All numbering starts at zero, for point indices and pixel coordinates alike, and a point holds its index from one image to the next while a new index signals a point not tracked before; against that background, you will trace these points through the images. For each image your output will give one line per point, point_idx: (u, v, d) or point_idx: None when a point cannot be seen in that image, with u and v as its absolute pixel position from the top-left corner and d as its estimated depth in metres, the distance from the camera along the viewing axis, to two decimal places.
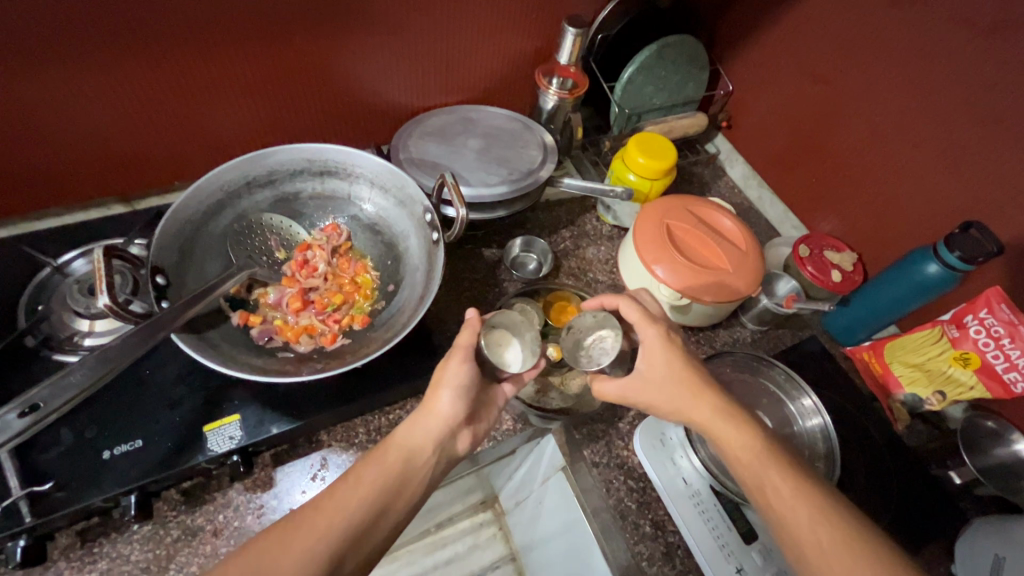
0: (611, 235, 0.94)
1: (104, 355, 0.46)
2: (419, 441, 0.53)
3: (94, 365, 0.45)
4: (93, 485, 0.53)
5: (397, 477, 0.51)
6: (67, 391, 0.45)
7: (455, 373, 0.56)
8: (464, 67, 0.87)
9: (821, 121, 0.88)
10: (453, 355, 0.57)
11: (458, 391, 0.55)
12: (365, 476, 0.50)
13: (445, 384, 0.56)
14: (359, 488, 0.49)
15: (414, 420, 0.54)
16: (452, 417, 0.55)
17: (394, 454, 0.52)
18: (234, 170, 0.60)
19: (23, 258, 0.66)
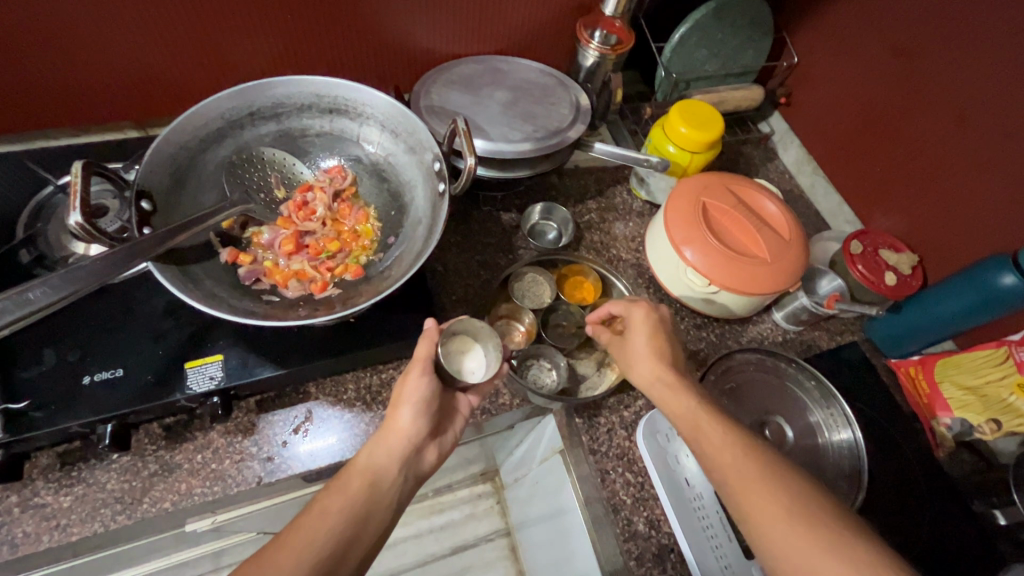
0: (641, 211, 0.87)
1: (69, 275, 0.43)
2: (383, 461, 0.51)
3: (57, 284, 0.43)
4: (69, 409, 0.52)
5: (362, 500, 0.48)
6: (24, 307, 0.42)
7: (414, 387, 0.53)
8: (501, 12, 0.80)
9: (896, 103, 0.78)
10: (410, 368, 0.54)
11: (418, 407, 0.53)
12: (330, 506, 0.48)
13: (405, 400, 0.53)
14: (323, 517, 0.47)
15: (377, 441, 0.52)
16: (415, 433, 0.52)
17: (358, 479, 0.49)
18: (236, 97, 0.56)
19: (29, 174, 0.65)
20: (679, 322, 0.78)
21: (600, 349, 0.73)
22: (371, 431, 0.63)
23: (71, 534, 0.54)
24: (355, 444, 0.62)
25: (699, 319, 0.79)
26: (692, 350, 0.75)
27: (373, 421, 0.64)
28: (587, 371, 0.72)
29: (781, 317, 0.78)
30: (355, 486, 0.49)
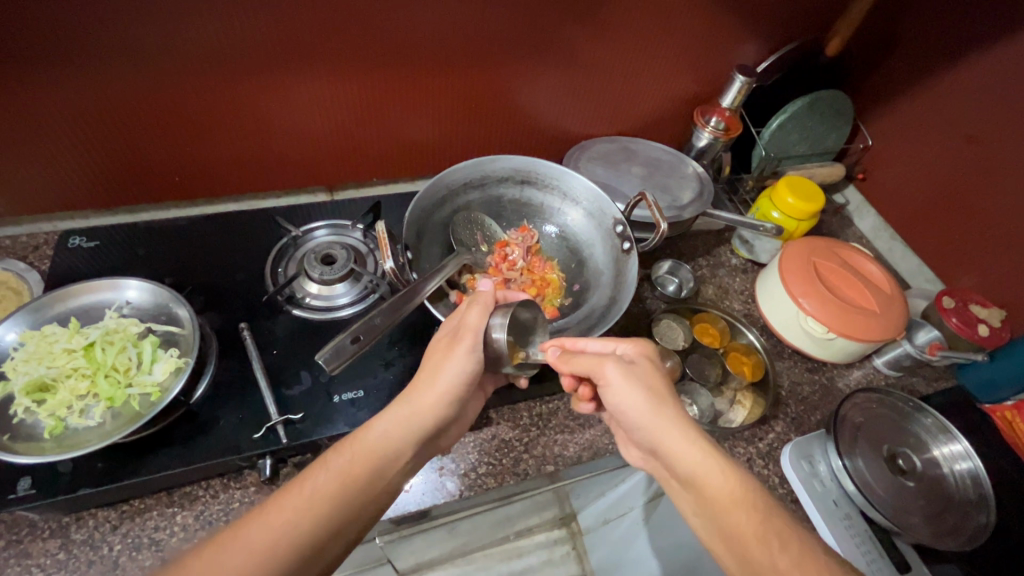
0: (745, 268, 0.99)
1: (393, 305, 0.55)
2: (400, 443, 0.53)
3: (389, 311, 0.54)
4: (328, 420, 0.63)
5: (365, 484, 0.50)
6: (374, 330, 0.53)
7: (454, 367, 0.56)
8: (629, 102, 0.97)
9: (968, 180, 0.91)
10: (461, 342, 0.56)
11: (451, 394, 0.56)
12: (324, 485, 0.48)
13: (443, 375, 0.56)
14: (315, 502, 0.47)
15: (397, 415, 0.54)
16: (441, 418, 0.56)
17: (365, 462, 0.50)
18: (461, 172, 0.70)
19: (269, 228, 0.79)
20: (794, 366, 0.88)
21: (732, 388, 0.82)
22: (547, 451, 0.73)
23: None
24: (537, 463, 0.72)
25: (810, 364, 0.89)
26: (809, 391, 0.85)
27: (548, 444, 0.74)
28: (723, 406, 0.81)
29: (882, 362, 0.89)
30: (356, 474, 0.49)
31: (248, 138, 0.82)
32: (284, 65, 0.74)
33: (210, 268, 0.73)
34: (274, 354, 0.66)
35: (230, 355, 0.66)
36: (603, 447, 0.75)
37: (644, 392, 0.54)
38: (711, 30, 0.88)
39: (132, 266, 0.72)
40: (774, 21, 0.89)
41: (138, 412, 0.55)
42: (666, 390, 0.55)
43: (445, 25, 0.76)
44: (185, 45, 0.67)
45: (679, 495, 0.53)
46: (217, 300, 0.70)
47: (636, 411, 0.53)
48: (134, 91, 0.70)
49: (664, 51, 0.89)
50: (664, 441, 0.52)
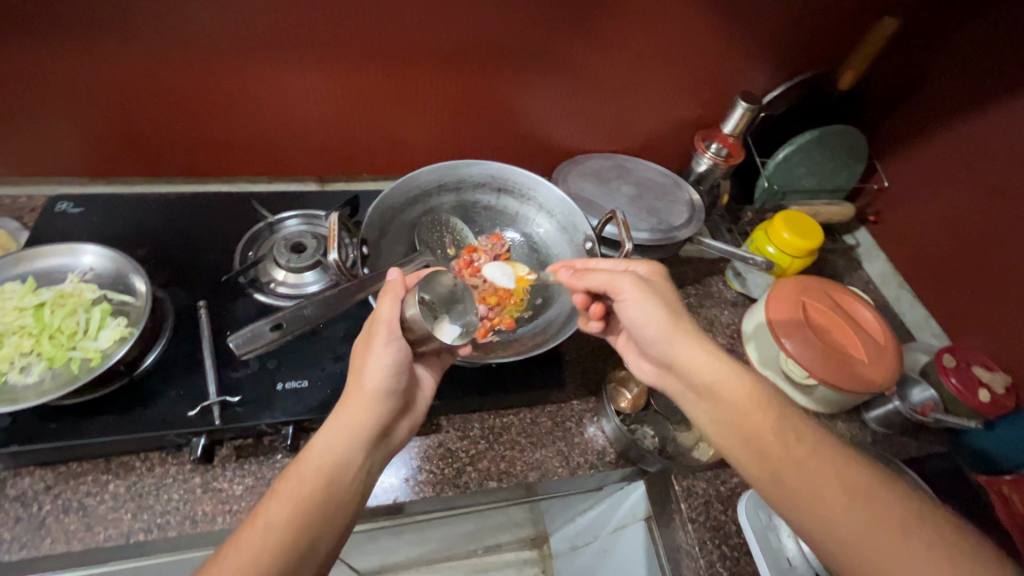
0: (735, 301, 0.95)
1: (328, 298, 0.55)
2: (343, 453, 0.51)
3: (321, 305, 0.55)
4: (267, 406, 0.62)
5: (318, 499, 0.49)
6: (300, 320, 0.54)
7: (377, 361, 0.54)
8: (630, 120, 0.95)
9: (984, 232, 0.85)
10: (374, 336, 0.54)
11: (382, 392, 0.54)
12: (276, 514, 0.47)
13: (370, 375, 0.53)
14: (271, 529, 0.47)
15: (334, 427, 0.52)
16: (381, 417, 0.54)
17: (311, 481, 0.49)
18: (434, 173, 0.70)
19: (250, 211, 0.80)
20: None
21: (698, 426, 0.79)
22: (492, 467, 0.70)
23: (241, 518, 0.60)
24: (479, 477, 0.70)
25: None
26: None
27: (494, 459, 0.71)
28: (688, 442, 0.77)
29: (871, 417, 0.84)
30: (309, 494, 0.49)
31: (241, 123, 0.83)
32: (278, 54, 0.75)
33: (184, 244, 0.74)
34: (227, 334, 0.67)
35: (184, 331, 0.66)
36: (552, 470, 0.72)
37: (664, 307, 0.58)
38: (716, 53, 0.85)
39: (110, 235, 0.74)
40: (784, 49, 0.86)
41: (76, 375, 0.55)
42: (676, 306, 0.59)
43: (439, 27, 0.76)
44: (182, 27, 0.69)
45: (694, 406, 0.57)
46: (184, 276, 0.71)
47: (657, 321, 0.57)
48: (131, 67, 0.72)
49: (665, 70, 0.87)
50: (681, 351, 0.56)
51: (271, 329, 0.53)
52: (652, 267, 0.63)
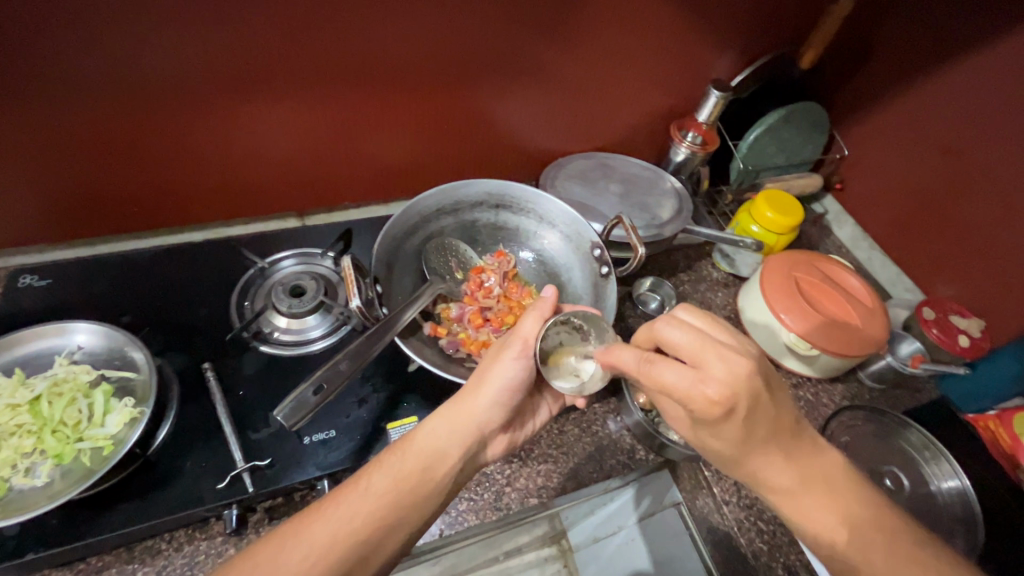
0: (727, 282, 0.98)
1: (361, 348, 0.54)
2: (446, 447, 0.53)
3: (355, 355, 0.54)
4: (297, 464, 0.60)
5: (415, 484, 0.51)
6: (338, 377, 0.53)
7: (501, 371, 0.55)
8: (606, 118, 0.95)
9: (944, 188, 0.91)
10: (508, 347, 0.55)
11: (497, 400, 0.55)
12: (377, 485, 0.50)
13: (489, 380, 0.55)
14: (368, 496, 0.49)
15: (447, 418, 0.55)
16: (484, 424, 0.56)
17: (416, 462, 0.52)
18: (433, 198, 0.68)
19: (236, 259, 0.76)
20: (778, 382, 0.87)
21: None
22: (530, 484, 0.71)
23: None
24: (520, 497, 0.70)
25: (794, 379, 0.88)
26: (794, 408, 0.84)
27: (531, 477, 0.71)
28: None
29: (866, 375, 0.89)
30: (412, 474, 0.51)
31: (212, 165, 0.78)
32: (245, 89, 0.71)
33: (172, 304, 0.70)
34: (239, 395, 0.63)
35: (193, 398, 0.62)
36: (588, 477, 0.73)
37: (742, 428, 0.48)
38: (683, 45, 0.87)
39: (87, 305, 0.68)
40: (744, 35, 0.89)
41: (90, 468, 0.52)
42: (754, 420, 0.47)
43: (412, 46, 0.74)
44: (139, 74, 0.64)
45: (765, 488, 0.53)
46: (178, 338, 0.67)
47: (729, 439, 0.49)
48: (85, 122, 0.67)
49: (636, 67, 0.88)
50: (757, 463, 0.50)
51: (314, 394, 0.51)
52: (743, 370, 0.46)
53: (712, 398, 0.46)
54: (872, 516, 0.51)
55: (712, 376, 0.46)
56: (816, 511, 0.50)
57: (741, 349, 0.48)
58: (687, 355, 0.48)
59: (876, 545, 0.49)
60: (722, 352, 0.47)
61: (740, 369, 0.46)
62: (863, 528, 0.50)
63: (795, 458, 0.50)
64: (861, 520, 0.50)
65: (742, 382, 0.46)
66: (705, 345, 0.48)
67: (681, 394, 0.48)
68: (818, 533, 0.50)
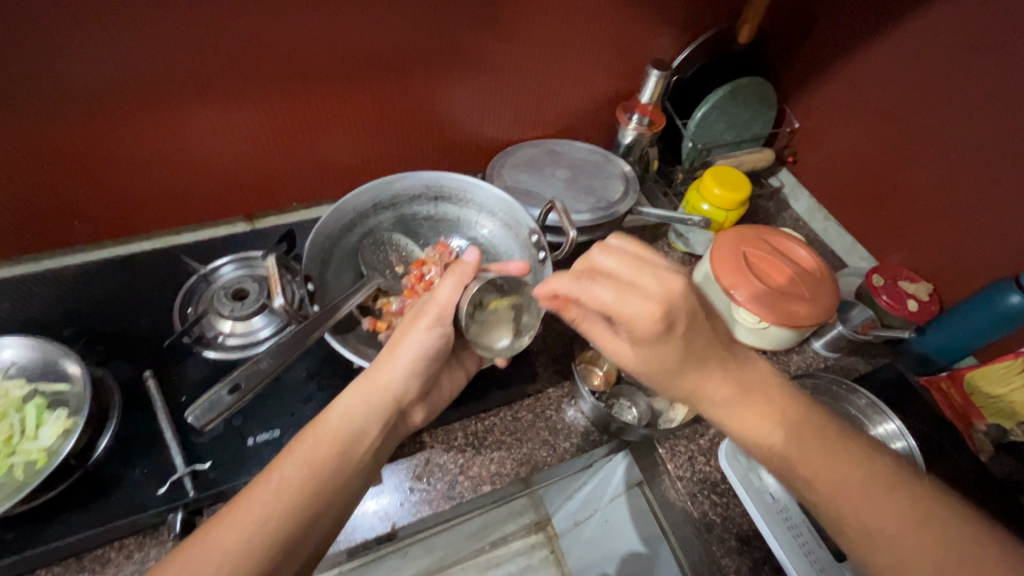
0: (683, 261, 0.99)
1: (280, 347, 0.55)
2: (359, 428, 0.53)
3: (276, 353, 0.55)
4: (241, 465, 0.60)
5: (330, 469, 0.50)
6: (257, 375, 0.54)
7: (413, 342, 0.55)
8: (551, 105, 0.95)
9: (892, 156, 0.92)
10: (424, 317, 0.55)
11: (413, 370, 0.55)
12: (287, 478, 0.48)
13: (403, 352, 0.55)
14: (280, 492, 0.47)
15: (361, 392, 0.54)
16: (400, 394, 0.56)
17: (329, 448, 0.51)
18: (367, 193, 0.68)
19: (179, 266, 0.76)
20: None
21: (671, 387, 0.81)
22: (484, 471, 0.71)
23: None
24: (474, 484, 0.70)
25: None
26: None
27: (484, 464, 0.72)
28: (664, 406, 0.80)
29: (820, 345, 0.89)
30: (322, 461, 0.50)
31: (151, 175, 0.78)
32: (173, 95, 0.70)
33: (115, 315, 0.70)
34: (182, 401, 0.63)
35: (135, 407, 0.62)
36: (540, 461, 0.73)
37: (682, 343, 0.49)
38: (621, 27, 0.86)
39: (28, 320, 0.68)
40: (683, 13, 0.89)
41: (22, 482, 0.53)
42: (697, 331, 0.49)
43: (342, 42, 0.73)
44: (60, 89, 0.64)
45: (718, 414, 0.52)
46: (121, 349, 0.67)
47: (668, 354, 0.50)
48: (9, 140, 0.66)
49: (576, 52, 0.87)
50: (696, 380, 0.51)
51: (229, 393, 0.53)
52: (678, 284, 0.48)
53: (655, 312, 0.47)
54: (828, 433, 0.50)
55: (649, 293, 0.48)
56: (757, 418, 0.50)
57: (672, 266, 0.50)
58: (623, 276, 0.49)
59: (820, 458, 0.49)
60: (654, 270, 0.49)
61: (676, 283, 0.48)
62: (800, 427, 0.50)
63: (733, 372, 0.51)
64: (804, 425, 0.50)
65: (678, 297, 0.48)
66: (638, 265, 0.49)
67: (626, 316, 0.48)
68: (760, 442, 0.50)
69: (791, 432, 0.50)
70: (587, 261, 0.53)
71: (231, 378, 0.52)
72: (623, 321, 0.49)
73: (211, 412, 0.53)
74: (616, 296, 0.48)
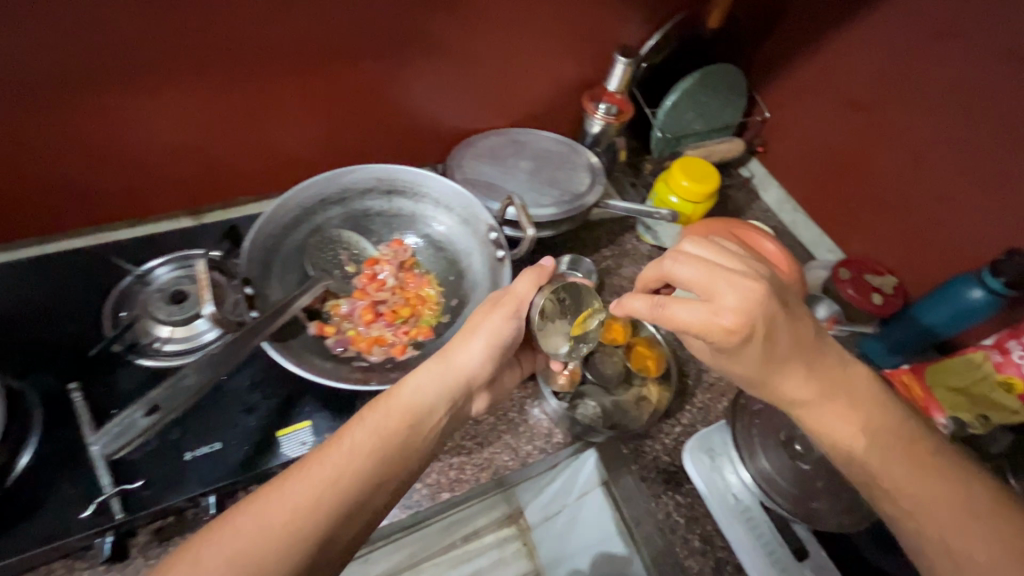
0: (651, 255, 0.97)
1: (210, 361, 0.52)
2: (427, 401, 0.53)
3: (204, 368, 0.50)
4: (176, 483, 0.56)
5: (400, 435, 0.50)
6: (181, 394, 0.50)
7: (493, 324, 0.57)
8: (515, 92, 0.91)
9: (862, 146, 0.90)
10: (502, 304, 0.58)
11: (491, 350, 0.57)
12: (361, 440, 0.49)
13: (478, 335, 0.56)
14: (354, 452, 0.48)
15: (434, 367, 0.55)
16: (473, 375, 0.56)
17: (400, 417, 0.51)
18: (312, 188, 0.64)
19: (110, 266, 0.70)
20: None
21: (636, 385, 0.79)
22: (441, 478, 0.68)
23: None
24: (432, 492, 0.67)
25: None
26: (716, 378, 0.83)
27: (441, 471, 0.69)
28: (629, 405, 0.77)
29: None
30: (396, 425, 0.50)
31: (77, 166, 0.71)
32: (98, 79, 0.64)
33: (38, 321, 0.64)
34: (112, 415, 0.59)
35: (60, 422, 0.58)
36: (502, 466, 0.71)
37: (761, 347, 0.51)
38: (588, 11, 0.83)
39: None
40: None
41: None
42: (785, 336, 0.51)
43: (287, 22, 0.68)
44: None
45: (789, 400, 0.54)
46: (42, 360, 0.61)
47: (747, 362, 0.52)
48: None
49: (541, 37, 0.83)
50: (781, 380, 0.52)
51: (145, 414, 0.49)
52: (755, 293, 0.50)
53: (731, 325, 0.49)
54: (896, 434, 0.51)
55: (729, 306, 0.50)
56: (833, 417, 0.52)
57: (750, 272, 0.51)
58: (700, 288, 0.52)
59: (892, 458, 0.50)
60: (729, 278, 0.50)
61: (751, 294, 0.50)
62: (881, 437, 0.51)
63: (816, 369, 0.52)
64: (883, 429, 0.51)
65: (755, 307, 0.49)
66: (714, 273, 0.51)
67: (699, 328, 0.51)
68: (839, 444, 0.52)
69: (872, 439, 0.51)
70: (664, 272, 0.55)
71: (148, 398, 0.48)
72: (705, 334, 0.51)
73: (123, 437, 0.49)
74: (696, 312, 0.51)
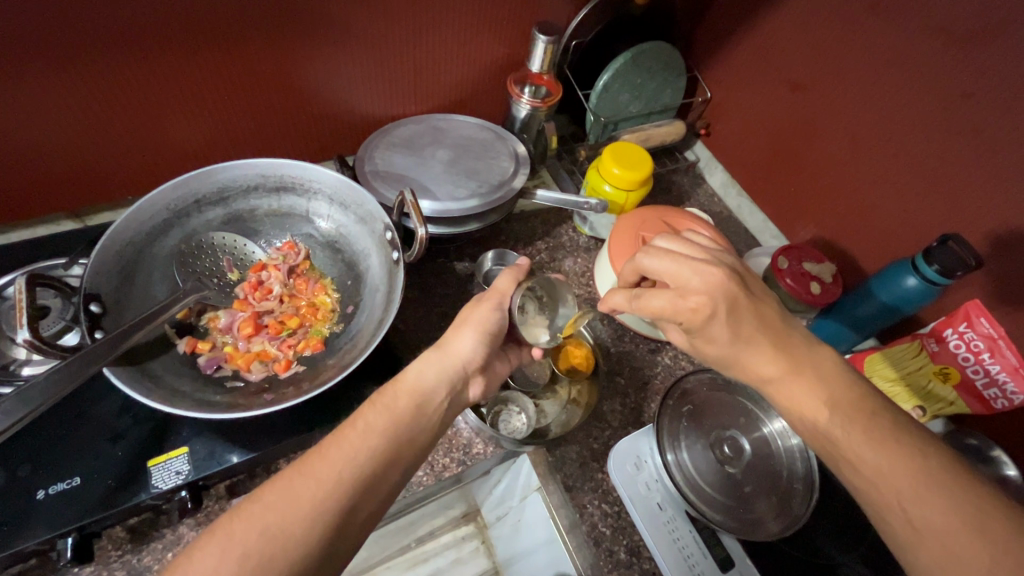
0: (588, 246, 0.92)
1: (22, 396, 0.44)
2: (431, 387, 0.52)
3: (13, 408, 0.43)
4: (22, 528, 0.49)
5: (407, 420, 0.49)
6: None
7: (483, 315, 0.56)
8: (433, 76, 0.84)
9: (799, 127, 0.86)
10: (486, 297, 0.57)
11: (481, 336, 0.55)
12: (374, 424, 0.47)
13: (468, 324, 0.55)
14: (366, 434, 0.46)
15: (427, 359, 0.53)
16: (467, 360, 0.54)
17: (405, 405, 0.49)
18: (181, 188, 0.58)
19: None
20: (635, 349, 0.81)
21: (563, 391, 0.75)
22: None
23: None
24: None
25: (651, 344, 0.82)
26: (652, 375, 0.79)
27: None
28: (556, 410, 0.73)
29: None
30: (402, 408, 0.49)
31: None
32: None
33: None
34: None
35: None
36: (416, 482, 0.66)
37: (726, 328, 0.49)
38: None
39: None
40: None
41: None
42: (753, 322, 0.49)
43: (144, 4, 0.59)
44: None
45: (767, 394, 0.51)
46: None
47: (716, 346, 0.50)
48: None
49: (452, 15, 0.77)
50: (749, 363, 0.49)
51: None
52: (717, 277, 0.50)
53: (698, 303, 0.49)
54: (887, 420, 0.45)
55: (691, 289, 0.50)
56: (802, 396, 0.47)
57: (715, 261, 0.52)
58: (669, 275, 0.52)
59: (872, 439, 0.44)
60: (694, 264, 0.51)
61: (712, 278, 0.50)
62: (849, 411, 0.45)
63: (786, 350, 0.49)
64: (854, 404, 0.46)
65: (717, 290, 0.49)
66: (681, 262, 0.52)
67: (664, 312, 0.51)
68: (804, 416, 0.47)
69: (838, 411, 0.46)
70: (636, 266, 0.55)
71: None
72: (677, 319, 0.51)
73: None
74: (666, 298, 0.51)
